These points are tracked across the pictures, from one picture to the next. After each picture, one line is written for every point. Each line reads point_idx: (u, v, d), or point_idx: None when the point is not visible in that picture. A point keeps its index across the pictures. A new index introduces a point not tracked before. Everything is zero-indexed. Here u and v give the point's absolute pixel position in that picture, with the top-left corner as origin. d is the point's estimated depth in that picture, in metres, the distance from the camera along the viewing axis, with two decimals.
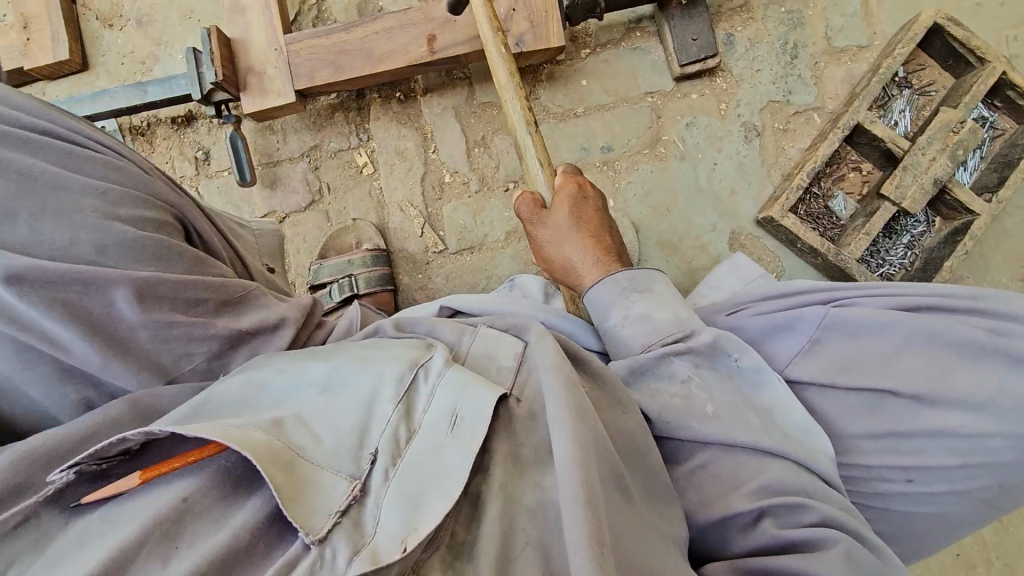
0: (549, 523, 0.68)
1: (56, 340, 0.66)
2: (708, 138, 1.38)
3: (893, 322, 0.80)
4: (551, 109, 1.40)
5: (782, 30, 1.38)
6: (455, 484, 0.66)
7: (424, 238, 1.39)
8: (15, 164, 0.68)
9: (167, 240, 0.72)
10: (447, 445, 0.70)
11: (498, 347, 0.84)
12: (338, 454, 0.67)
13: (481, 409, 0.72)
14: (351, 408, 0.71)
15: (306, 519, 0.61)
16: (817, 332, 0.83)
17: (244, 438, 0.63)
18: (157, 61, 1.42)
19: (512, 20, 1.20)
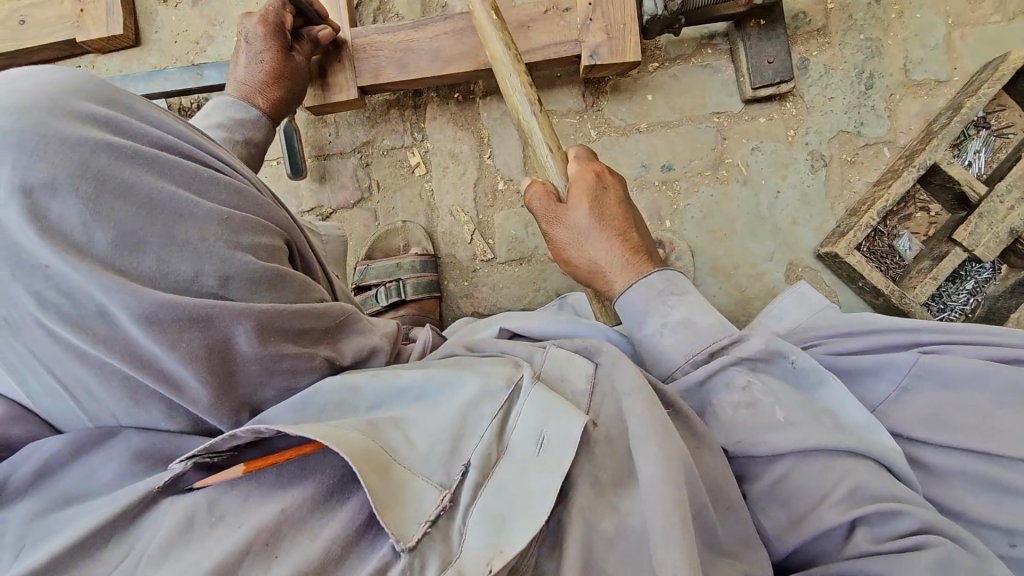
0: (628, 551, 0.66)
1: (171, 374, 0.64)
2: (773, 165, 1.34)
3: (988, 374, 0.76)
4: (612, 122, 1.36)
5: (859, 57, 1.33)
6: (541, 509, 0.65)
7: (473, 245, 1.36)
8: (142, 187, 0.62)
9: (281, 268, 0.72)
10: (534, 466, 0.69)
11: (570, 367, 0.81)
12: (428, 460, 0.68)
13: (569, 432, 0.71)
14: (443, 419, 0.71)
15: (399, 526, 0.62)
16: (906, 379, 0.80)
17: (341, 439, 0.64)
18: (212, 42, 1.38)
19: (588, 30, 1.17)
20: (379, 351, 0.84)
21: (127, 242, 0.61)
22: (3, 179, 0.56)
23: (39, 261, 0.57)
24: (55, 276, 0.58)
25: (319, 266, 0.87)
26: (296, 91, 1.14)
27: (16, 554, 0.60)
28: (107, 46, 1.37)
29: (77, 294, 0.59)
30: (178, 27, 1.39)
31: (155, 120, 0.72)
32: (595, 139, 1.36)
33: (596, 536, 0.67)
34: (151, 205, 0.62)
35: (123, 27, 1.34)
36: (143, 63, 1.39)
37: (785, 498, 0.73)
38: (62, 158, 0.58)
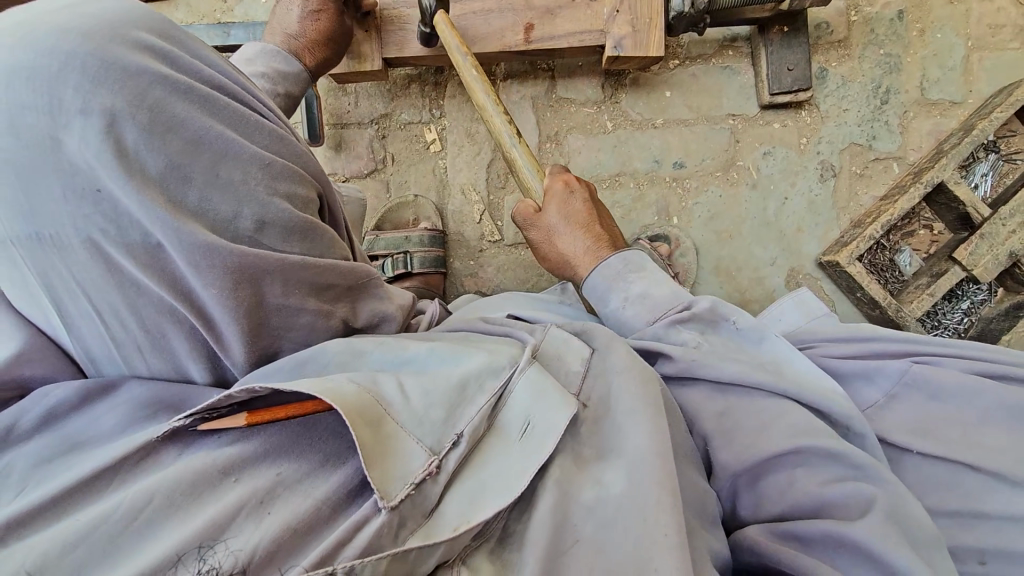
0: (604, 518, 0.67)
1: (203, 310, 0.65)
2: (784, 171, 1.36)
3: (982, 390, 0.75)
4: (629, 115, 1.37)
5: (878, 72, 1.35)
6: (514, 486, 0.67)
7: (482, 225, 1.38)
8: (193, 125, 0.64)
9: (310, 219, 0.72)
10: (518, 448, 0.71)
11: (567, 350, 0.82)
12: (421, 422, 0.68)
13: (554, 419, 0.73)
14: (441, 386, 0.72)
15: (383, 483, 0.63)
16: (895, 387, 0.79)
17: (338, 394, 0.64)
18: (239, 2, 1.39)
19: (613, 22, 1.17)
20: (391, 320, 0.84)
21: (174, 173, 0.62)
22: (67, 101, 0.58)
23: (91, 184, 0.59)
24: (104, 201, 0.60)
25: (340, 223, 0.87)
26: (335, 55, 1.14)
27: (18, 492, 0.61)
28: None
29: (123, 220, 0.61)
30: None
31: (204, 58, 0.73)
32: (609, 131, 1.37)
33: (572, 502, 0.68)
34: (197, 141, 0.64)
35: None
36: (169, 17, 1.40)
37: (728, 431, 0.75)
38: (122, 87, 0.60)
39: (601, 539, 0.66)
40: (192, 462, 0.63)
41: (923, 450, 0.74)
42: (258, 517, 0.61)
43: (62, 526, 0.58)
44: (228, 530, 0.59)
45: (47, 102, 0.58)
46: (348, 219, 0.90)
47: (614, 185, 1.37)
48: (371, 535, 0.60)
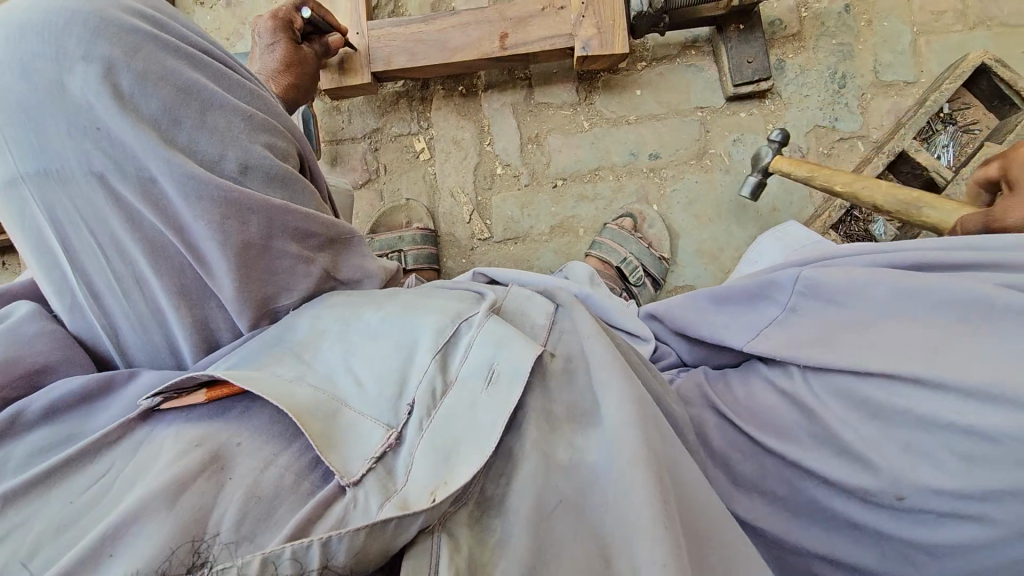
0: (582, 483, 0.66)
1: (198, 249, 0.72)
2: (754, 155, 1.43)
3: (874, 279, 0.73)
4: (603, 114, 1.45)
5: (832, 60, 1.44)
6: (486, 441, 0.65)
7: (471, 224, 1.45)
8: (181, 76, 0.72)
9: (290, 170, 0.79)
10: (484, 399, 0.70)
11: (531, 305, 0.87)
12: (377, 403, 0.70)
13: (518, 364, 0.72)
14: (386, 362, 0.74)
15: (343, 465, 0.64)
16: (794, 299, 0.79)
17: (287, 395, 0.67)
18: (241, 39, 1.53)
19: (580, 25, 1.25)
20: (372, 277, 0.90)
21: (166, 118, 0.70)
22: (72, 52, 0.66)
23: (92, 124, 0.67)
24: (103, 138, 0.67)
25: (325, 186, 0.97)
26: (300, 86, 1.16)
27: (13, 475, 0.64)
28: None
29: (121, 157, 0.68)
30: (211, 25, 1.54)
31: (190, 28, 0.81)
32: (587, 129, 1.45)
33: (551, 463, 0.67)
34: (186, 91, 0.72)
35: None
36: None
37: None
38: (115, 41, 0.68)
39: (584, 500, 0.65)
40: (163, 441, 0.65)
41: (816, 359, 0.72)
42: (218, 481, 0.61)
43: (53, 506, 0.60)
44: (185, 494, 0.58)
45: (54, 52, 0.66)
46: (331, 192, 1.00)
47: (595, 179, 1.44)
48: (340, 511, 0.59)
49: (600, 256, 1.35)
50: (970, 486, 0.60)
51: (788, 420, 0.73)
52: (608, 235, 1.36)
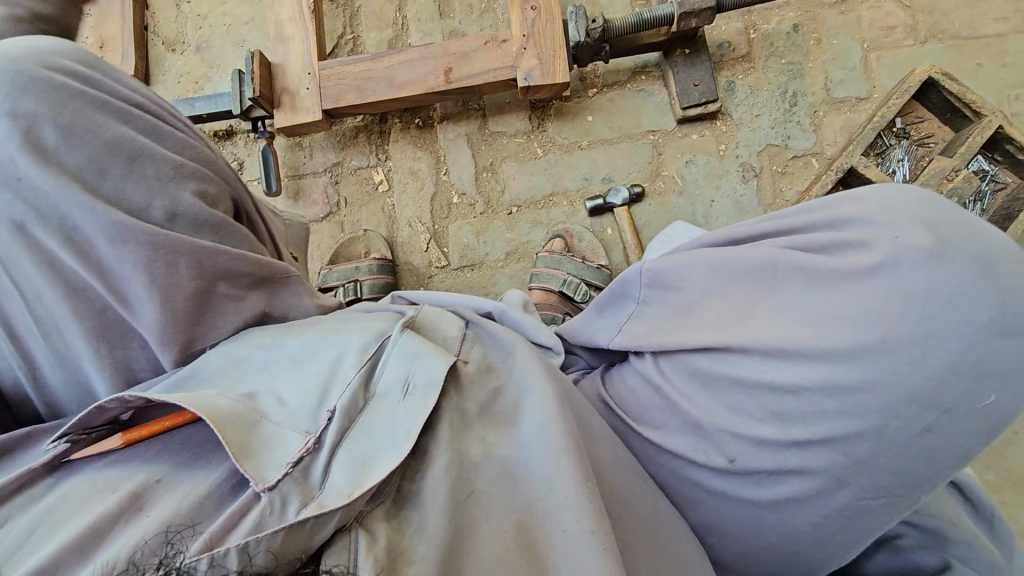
0: (495, 472, 0.69)
1: (122, 295, 0.74)
2: (707, 176, 1.43)
3: (691, 260, 0.74)
4: (556, 141, 1.47)
5: (782, 79, 1.44)
6: (405, 445, 0.67)
7: (429, 253, 1.48)
8: (109, 130, 0.74)
9: (223, 218, 0.80)
10: (402, 408, 0.71)
11: (441, 320, 0.87)
12: (300, 415, 0.70)
13: (434, 376, 0.74)
14: (312, 380, 0.74)
15: (259, 470, 0.63)
16: (642, 292, 0.79)
17: (205, 404, 0.67)
18: (209, 82, 1.60)
19: (522, 57, 1.29)
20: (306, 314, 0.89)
21: (93, 169, 0.72)
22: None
23: (15, 176, 0.70)
24: (26, 189, 0.70)
25: (264, 229, 0.97)
26: None
27: None
28: None
29: (46, 208, 0.71)
30: (180, 70, 1.61)
31: (126, 81, 0.83)
32: (540, 156, 1.47)
33: (465, 463, 0.69)
34: (113, 143, 0.74)
35: (133, 70, 1.57)
36: None
37: None
38: (42, 98, 0.70)
39: (497, 489, 0.68)
40: (78, 485, 0.67)
41: (654, 348, 0.75)
42: (132, 518, 0.62)
43: None
44: (105, 540, 0.60)
45: None
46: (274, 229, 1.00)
47: (549, 205, 1.45)
48: (254, 517, 0.59)
49: (539, 285, 1.35)
50: (785, 436, 0.65)
51: (654, 408, 0.75)
52: (542, 264, 1.37)
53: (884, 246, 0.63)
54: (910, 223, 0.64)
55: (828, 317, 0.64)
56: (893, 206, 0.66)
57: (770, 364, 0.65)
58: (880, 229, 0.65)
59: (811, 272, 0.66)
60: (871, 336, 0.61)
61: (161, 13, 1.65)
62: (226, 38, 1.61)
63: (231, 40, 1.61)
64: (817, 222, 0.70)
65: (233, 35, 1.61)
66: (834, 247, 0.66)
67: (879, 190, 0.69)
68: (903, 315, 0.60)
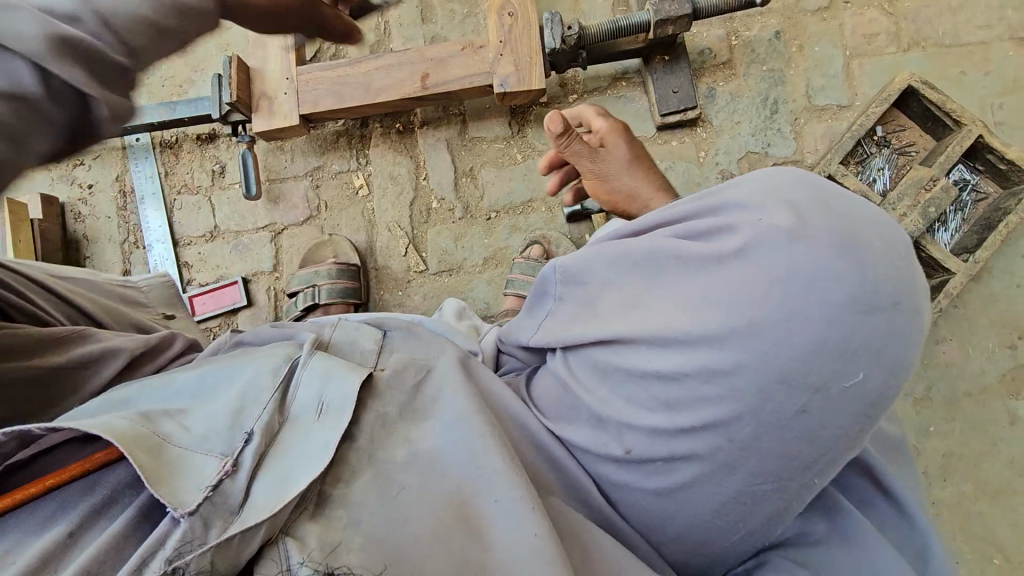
0: (423, 466, 0.68)
1: None
2: (686, 183, 1.42)
3: (598, 253, 0.72)
4: (536, 147, 1.48)
5: (763, 86, 1.43)
6: (328, 455, 0.65)
7: (407, 258, 1.48)
8: None
9: None
10: (317, 427, 0.68)
11: (359, 334, 0.87)
12: (208, 437, 0.66)
13: (346, 391, 0.72)
14: (219, 403, 0.69)
15: (177, 495, 0.59)
16: (553, 288, 0.78)
17: (109, 430, 0.62)
18: (193, 85, 1.61)
19: (499, 63, 1.29)
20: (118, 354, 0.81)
21: None
22: None
23: None
24: None
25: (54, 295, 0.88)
26: None
27: None
28: None
29: None
30: (165, 74, 1.63)
31: None
32: (520, 162, 1.47)
33: (385, 468, 0.67)
34: None
35: None
36: None
37: None
38: None
39: (409, 475, 0.67)
40: None
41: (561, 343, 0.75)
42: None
43: None
44: None
45: None
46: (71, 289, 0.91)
47: (528, 210, 1.45)
48: (175, 545, 0.56)
49: (515, 292, 1.34)
50: (674, 424, 0.63)
51: (564, 401, 0.75)
52: (518, 271, 1.36)
53: (747, 228, 0.59)
54: (779, 204, 0.59)
55: (698, 305, 0.60)
56: (768, 188, 0.62)
57: (655, 353, 0.63)
58: (750, 212, 0.60)
59: (687, 261, 0.63)
60: (738, 321, 0.57)
61: None
62: (210, 42, 1.63)
63: (215, 44, 1.63)
64: (699, 210, 0.66)
65: (217, 39, 1.63)
66: (708, 233, 0.63)
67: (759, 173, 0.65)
68: (765, 298, 0.56)
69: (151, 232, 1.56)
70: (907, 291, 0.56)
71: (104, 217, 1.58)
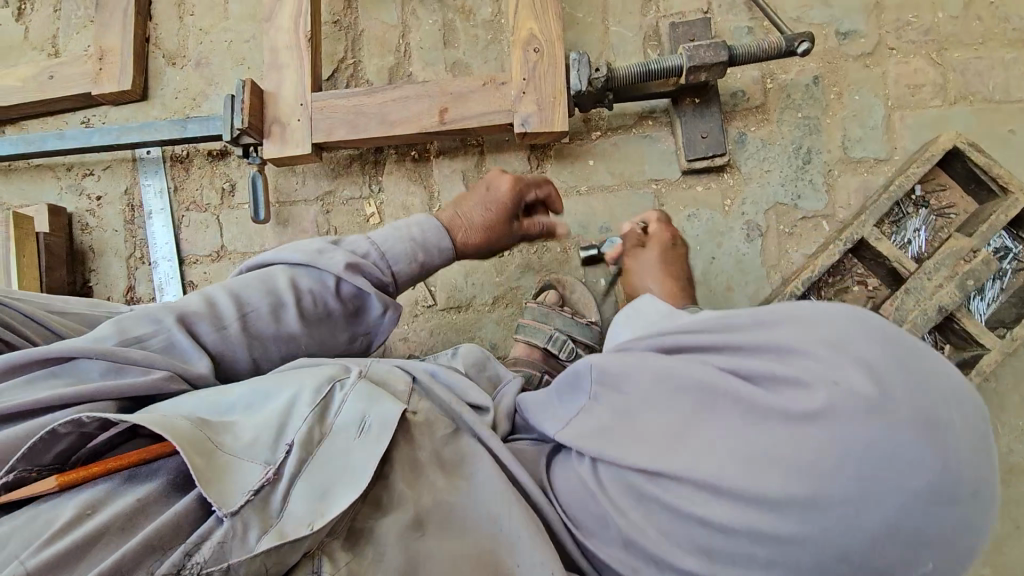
0: (451, 521, 0.72)
1: None
2: (709, 232, 1.36)
3: (644, 365, 0.70)
4: (555, 184, 1.41)
5: (797, 134, 1.36)
6: (365, 474, 0.69)
7: (415, 291, 1.44)
8: None
9: None
10: (354, 446, 0.72)
11: (388, 375, 0.86)
12: (254, 446, 0.69)
13: (389, 416, 0.76)
14: (269, 416, 0.73)
15: (223, 497, 0.63)
16: (592, 390, 0.75)
17: (170, 427, 0.66)
18: (206, 99, 1.58)
19: (521, 101, 1.23)
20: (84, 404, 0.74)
21: None
22: None
23: None
24: None
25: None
26: None
27: None
28: (116, 99, 1.57)
29: None
30: (179, 85, 1.59)
31: None
32: None
33: (416, 509, 0.71)
34: None
35: (131, 84, 1.55)
36: (146, 114, 1.59)
37: None
38: None
39: (445, 542, 0.69)
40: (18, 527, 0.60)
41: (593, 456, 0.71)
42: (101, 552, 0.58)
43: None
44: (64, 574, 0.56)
45: None
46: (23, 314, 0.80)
47: (542, 250, 1.40)
48: (217, 541, 0.60)
49: (524, 338, 1.29)
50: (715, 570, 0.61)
51: (582, 502, 0.73)
52: (529, 316, 1.31)
53: (821, 389, 0.57)
54: (854, 362, 0.57)
55: (755, 459, 0.58)
56: (839, 335, 0.59)
57: (705, 498, 0.61)
58: (825, 368, 0.58)
59: (750, 406, 0.60)
60: (803, 490, 0.55)
61: (165, 26, 1.63)
62: (226, 55, 1.59)
63: (231, 57, 1.59)
64: (759, 344, 0.63)
65: (234, 52, 1.59)
66: (774, 381, 0.60)
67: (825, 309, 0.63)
68: (841, 469, 0.54)
69: (157, 249, 1.53)
70: (978, 469, 0.55)
71: (111, 230, 1.56)
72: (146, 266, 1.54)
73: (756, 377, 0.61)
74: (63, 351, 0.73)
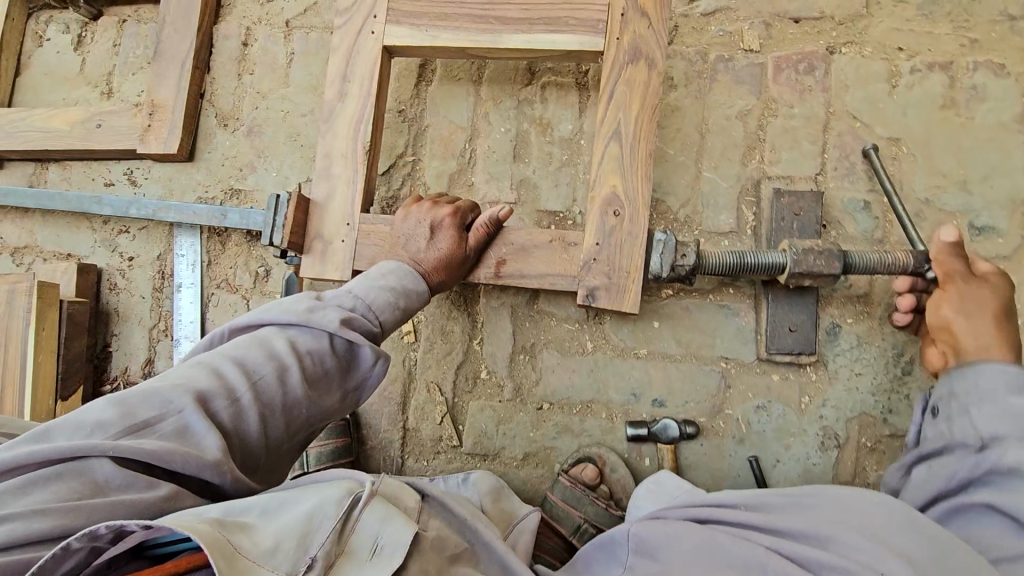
0: None
1: None
2: (778, 430, 1.19)
3: (679, 534, 0.81)
4: (611, 340, 1.27)
5: (900, 337, 1.17)
6: None
7: (441, 427, 1.31)
8: None
9: None
10: (368, 567, 0.69)
11: (401, 490, 0.89)
12: (274, 552, 0.63)
13: (400, 535, 0.74)
14: (289, 518, 0.67)
15: None
16: (627, 556, 0.83)
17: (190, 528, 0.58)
18: (253, 172, 1.47)
19: (589, 269, 1.09)
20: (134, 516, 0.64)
21: None
22: None
23: None
24: None
25: None
26: None
27: None
28: (161, 157, 1.48)
29: None
30: (228, 150, 1.50)
31: None
32: (588, 353, 1.27)
33: None
34: None
35: (177, 146, 1.46)
36: (189, 177, 1.50)
37: None
38: None
39: None
40: None
41: None
42: None
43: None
44: None
45: None
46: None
47: (585, 412, 1.26)
48: None
49: (549, 519, 1.17)
50: None
51: None
52: (559, 493, 1.19)
53: None
54: (896, 557, 0.68)
55: None
56: (873, 525, 0.74)
57: None
58: (868, 561, 0.69)
59: None
60: None
61: (222, 82, 1.52)
62: (281, 126, 1.48)
63: (285, 129, 1.48)
64: (810, 531, 0.76)
65: (289, 124, 1.48)
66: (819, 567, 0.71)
67: (852, 499, 0.79)
68: None
69: (180, 325, 1.45)
70: None
71: (138, 296, 1.48)
72: (168, 340, 1.46)
73: (811, 557, 0.72)
74: (64, 449, 0.63)
